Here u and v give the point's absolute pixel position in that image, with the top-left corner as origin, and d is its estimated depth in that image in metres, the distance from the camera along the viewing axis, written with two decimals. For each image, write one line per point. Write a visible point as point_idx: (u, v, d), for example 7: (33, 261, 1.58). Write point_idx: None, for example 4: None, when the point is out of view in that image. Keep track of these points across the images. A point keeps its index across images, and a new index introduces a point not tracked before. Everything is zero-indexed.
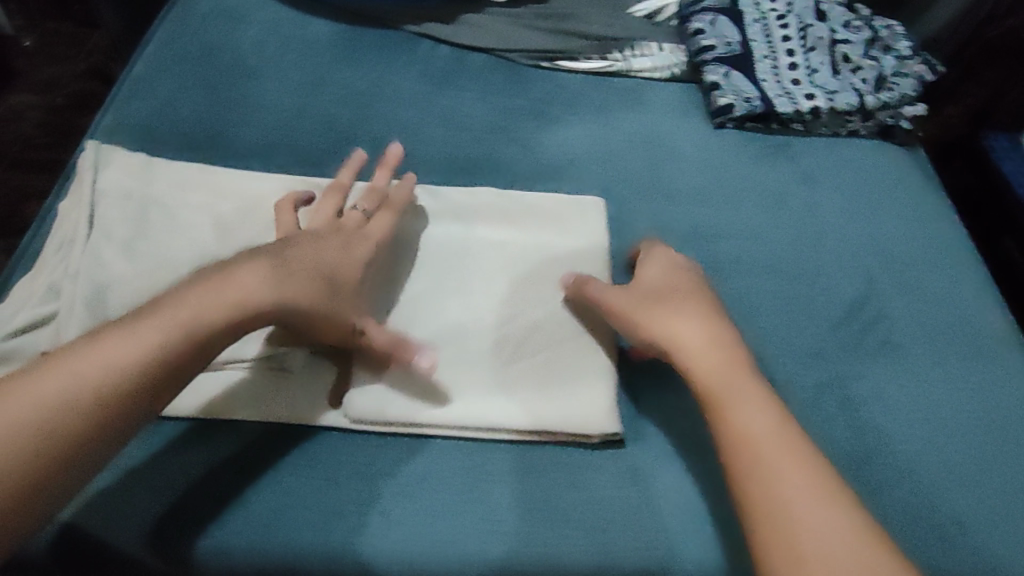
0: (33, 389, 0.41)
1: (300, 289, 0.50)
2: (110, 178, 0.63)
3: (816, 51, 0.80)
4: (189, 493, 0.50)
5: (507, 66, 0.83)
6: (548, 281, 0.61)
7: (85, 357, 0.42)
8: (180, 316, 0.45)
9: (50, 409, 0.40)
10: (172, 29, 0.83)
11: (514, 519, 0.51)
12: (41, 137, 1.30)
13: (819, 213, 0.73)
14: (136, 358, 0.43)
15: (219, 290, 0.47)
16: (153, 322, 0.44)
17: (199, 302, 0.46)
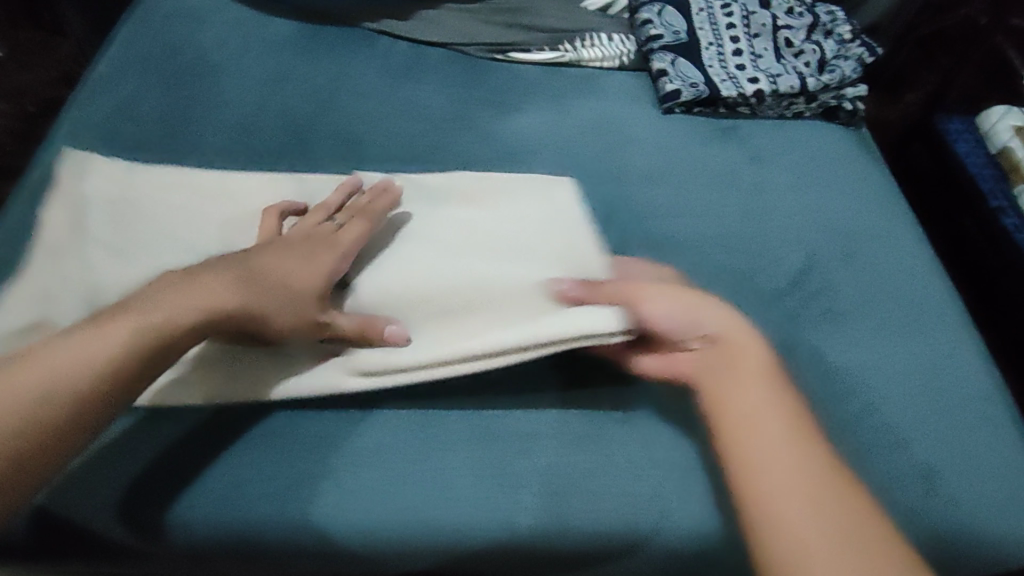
0: (9, 386, 0.43)
1: (270, 304, 0.50)
2: (93, 186, 0.65)
3: (759, 37, 0.83)
4: (154, 471, 0.53)
5: (464, 58, 0.85)
6: (519, 242, 0.62)
7: (59, 359, 0.44)
8: (150, 321, 0.46)
9: (24, 409, 0.42)
10: (133, 30, 0.85)
11: (465, 487, 0.54)
12: (11, 144, 1.31)
13: (765, 190, 0.76)
14: (105, 361, 0.45)
15: (189, 295, 0.48)
16: (120, 326, 0.46)
17: (168, 308, 0.47)
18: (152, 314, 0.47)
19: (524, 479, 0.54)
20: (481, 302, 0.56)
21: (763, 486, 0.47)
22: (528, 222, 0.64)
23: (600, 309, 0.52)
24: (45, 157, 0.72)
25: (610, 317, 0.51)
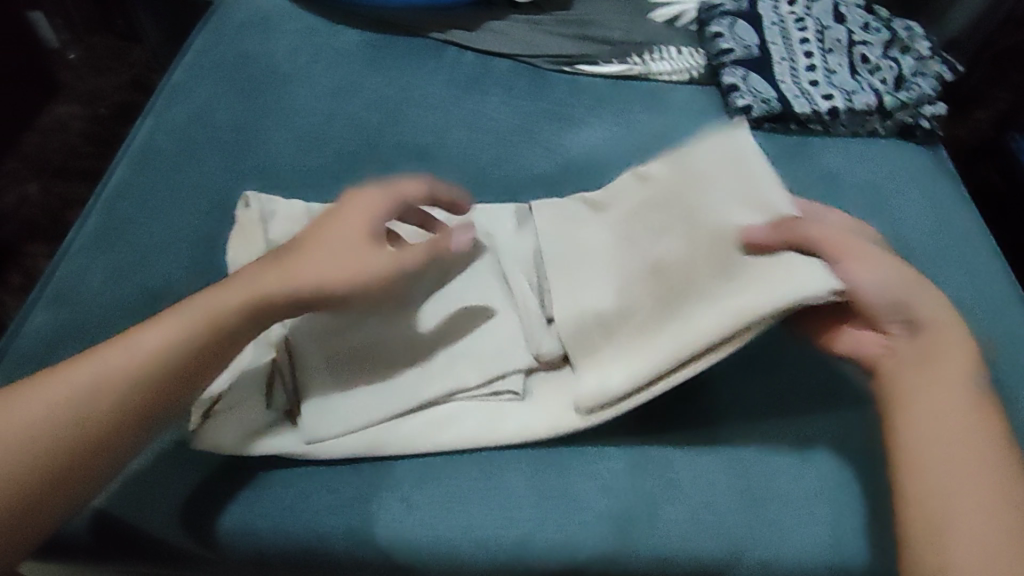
0: (73, 379, 0.48)
1: (308, 276, 0.51)
2: (279, 229, 0.66)
3: (834, 53, 0.82)
4: (223, 475, 0.55)
5: (530, 70, 0.85)
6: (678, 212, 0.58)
7: (117, 353, 0.49)
8: (200, 313, 0.50)
9: (86, 399, 0.47)
10: (211, 39, 0.87)
11: (529, 507, 0.54)
12: (85, 147, 1.37)
13: (838, 210, 0.74)
14: (145, 356, 0.49)
15: (236, 287, 0.51)
16: (160, 326, 0.50)
17: (216, 300, 0.51)
18: (188, 313, 0.50)
19: (587, 501, 0.54)
20: (692, 293, 0.52)
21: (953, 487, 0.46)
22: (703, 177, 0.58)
23: (816, 263, 0.49)
24: (126, 167, 0.75)
25: (828, 272, 0.48)
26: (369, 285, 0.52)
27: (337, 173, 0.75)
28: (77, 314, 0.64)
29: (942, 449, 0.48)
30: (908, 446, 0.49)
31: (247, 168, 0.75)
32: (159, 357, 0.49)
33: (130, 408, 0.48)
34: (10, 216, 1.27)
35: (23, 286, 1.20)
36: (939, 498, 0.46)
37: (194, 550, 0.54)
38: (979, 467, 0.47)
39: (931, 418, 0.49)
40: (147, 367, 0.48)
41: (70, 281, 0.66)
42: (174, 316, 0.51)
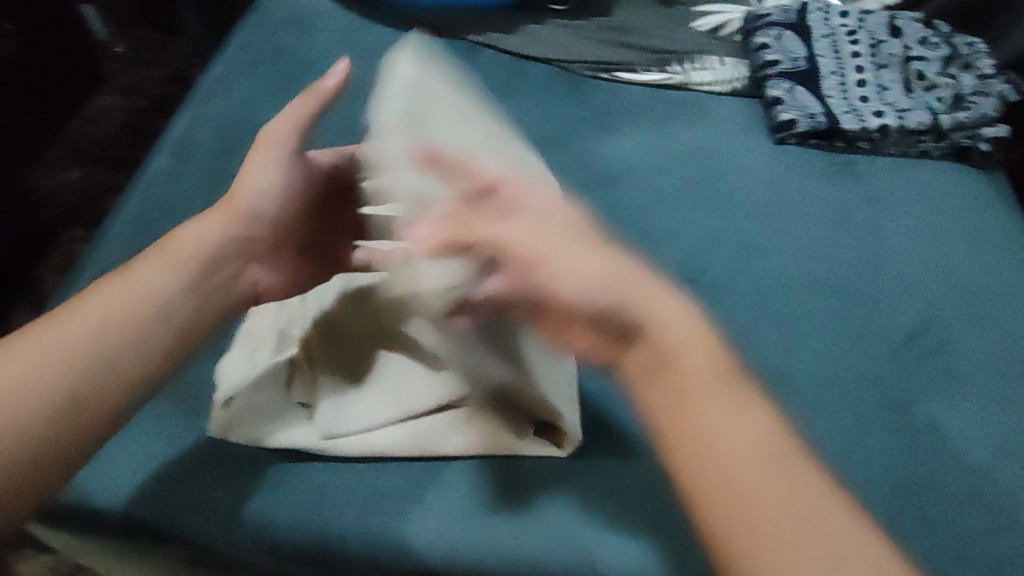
0: (42, 349, 0.49)
1: (204, 233, 0.58)
2: None
3: (888, 68, 0.79)
4: (241, 469, 0.54)
5: (567, 75, 0.83)
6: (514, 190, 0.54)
7: (77, 319, 0.51)
8: (151, 271, 0.55)
9: (55, 361, 0.49)
10: (248, 34, 0.87)
11: (547, 517, 0.51)
12: (125, 138, 1.39)
13: (884, 231, 0.70)
14: (97, 328, 0.51)
15: (179, 247, 0.57)
16: (96, 300, 0.53)
17: (163, 258, 0.56)
18: (120, 290, 0.54)
19: (609, 510, 0.52)
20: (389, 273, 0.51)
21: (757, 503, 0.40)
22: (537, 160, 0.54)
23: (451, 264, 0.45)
24: (161, 159, 0.76)
25: (447, 271, 0.45)
26: (255, 215, 0.60)
27: None
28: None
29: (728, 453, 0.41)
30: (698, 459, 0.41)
31: None
32: (107, 323, 0.51)
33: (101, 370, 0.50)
34: (50, 200, 1.29)
35: (59, 269, 1.22)
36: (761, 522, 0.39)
37: (192, 545, 0.52)
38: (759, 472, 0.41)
39: (708, 429, 0.42)
40: (97, 333, 0.51)
41: (102, 268, 0.67)
42: (112, 294, 0.53)
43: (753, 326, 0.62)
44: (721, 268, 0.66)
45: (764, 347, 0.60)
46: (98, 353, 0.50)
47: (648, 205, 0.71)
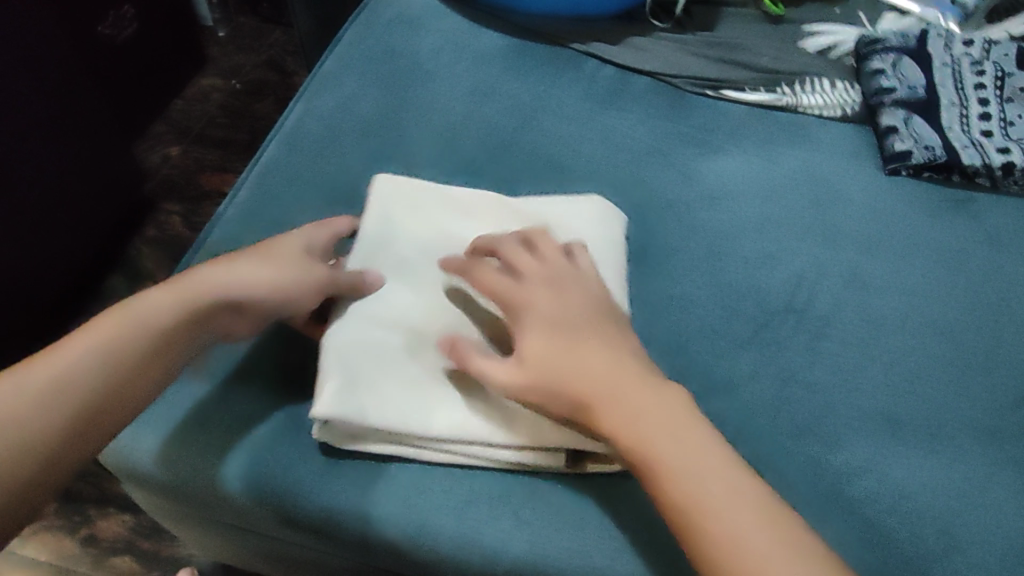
0: (42, 376, 0.47)
1: (201, 283, 0.54)
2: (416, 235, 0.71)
3: (1014, 102, 0.76)
4: (348, 463, 0.58)
5: (671, 91, 0.82)
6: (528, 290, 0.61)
7: (81, 347, 0.49)
8: (157, 309, 0.52)
9: (58, 391, 0.47)
10: (358, 31, 0.90)
11: (636, 541, 0.56)
12: (222, 118, 1.45)
13: (1001, 276, 0.67)
14: (86, 363, 0.49)
15: (187, 288, 0.53)
16: (97, 329, 0.50)
17: (174, 297, 0.53)
18: (114, 323, 0.51)
19: None
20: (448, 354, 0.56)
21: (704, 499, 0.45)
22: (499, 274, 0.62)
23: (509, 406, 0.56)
24: (273, 147, 0.79)
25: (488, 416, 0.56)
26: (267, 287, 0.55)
27: (469, 177, 0.76)
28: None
29: (687, 463, 0.47)
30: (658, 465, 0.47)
31: (385, 162, 0.77)
32: (99, 356, 0.49)
33: (83, 409, 0.48)
34: (153, 173, 1.36)
35: (156, 240, 1.29)
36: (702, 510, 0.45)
37: (301, 523, 0.58)
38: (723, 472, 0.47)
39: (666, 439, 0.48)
40: (87, 368, 0.48)
41: (218, 252, 0.71)
42: (105, 326, 0.51)
43: (853, 366, 0.61)
44: (823, 300, 0.65)
45: (862, 388, 0.60)
46: (82, 391, 0.48)
47: (749, 230, 0.70)
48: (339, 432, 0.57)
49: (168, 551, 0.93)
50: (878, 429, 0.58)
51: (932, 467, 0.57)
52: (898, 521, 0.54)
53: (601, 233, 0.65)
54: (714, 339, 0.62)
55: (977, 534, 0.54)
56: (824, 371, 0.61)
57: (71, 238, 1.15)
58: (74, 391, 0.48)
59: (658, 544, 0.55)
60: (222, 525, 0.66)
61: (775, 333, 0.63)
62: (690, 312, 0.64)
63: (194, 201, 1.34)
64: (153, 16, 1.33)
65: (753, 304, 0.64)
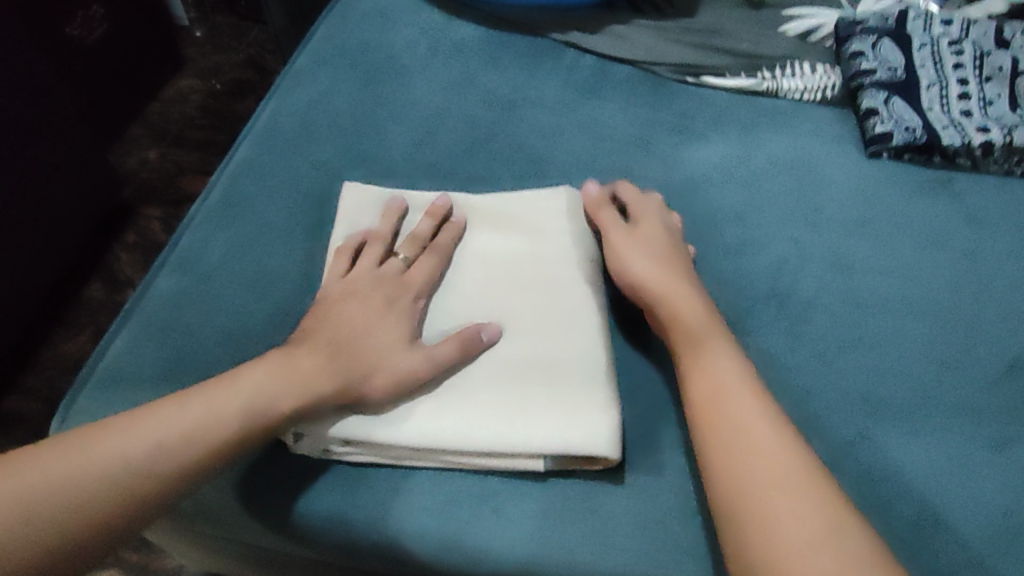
0: (117, 448, 0.49)
1: (301, 372, 0.54)
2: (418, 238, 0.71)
3: (992, 81, 0.75)
4: (335, 466, 0.58)
5: (651, 79, 0.82)
6: (500, 294, 0.64)
7: (166, 424, 0.50)
8: (245, 402, 0.53)
9: (131, 470, 0.48)
10: (334, 27, 0.89)
11: (626, 535, 0.55)
12: (201, 120, 1.43)
13: (985, 257, 0.67)
14: (175, 438, 0.50)
15: (287, 381, 0.54)
16: (186, 409, 0.51)
17: (269, 388, 0.53)
18: (194, 407, 0.51)
19: (676, 530, 0.55)
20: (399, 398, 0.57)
21: (750, 477, 0.48)
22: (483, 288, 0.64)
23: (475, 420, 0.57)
24: (250, 147, 0.79)
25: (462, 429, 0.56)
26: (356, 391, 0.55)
27: (448, 170, 0.75)
28: (206, 292, 0.68)
29: (774, 459, 0.48)
30: (717, 442, 0.50)
31: (362, 160, 0.76)
32: (164, 444, 0.50)
33: (135, 499, 0.48)
34: (132, 177, 1.35)
35: (136, 245, 1.27)
36: (744, 488, 0.48)
37: (286, 529, 0.58)
38: (783, 462, 0.48)
39: (735, 421, 0.51)
40: (155, 452, 0.49)
41: (195, 257, 0.71)
42: (183, 408, 0.51)
43: (839, 350, 0.61)
44: (808, 286, 0.65)
45: (846, 372, 0.60)
46: (136, 483, 0.48)
47: (733, 216, 0.69)
48: (317, 443, 0.57)
49: (157, 564, 0.93)
50: (863, 413, 0.58)
51: (921, 450, 0.56)
52: (887, 504, 0.54)
53: (573, 227, 0.67)
54: None
55: (964, 517, 0.54)
56: (809, 356, 0.61)
57: (50, 246, 1.14)
58: (129, 478, 0.48)
59: (645, 538, 0.55)
60: (213, 537, 0.65)
61: (760, 319, 0.62)
62: None
63: (174, 205, 1.32)
64: (125, 17, 1.31)
65: (737, 290, 0.64)
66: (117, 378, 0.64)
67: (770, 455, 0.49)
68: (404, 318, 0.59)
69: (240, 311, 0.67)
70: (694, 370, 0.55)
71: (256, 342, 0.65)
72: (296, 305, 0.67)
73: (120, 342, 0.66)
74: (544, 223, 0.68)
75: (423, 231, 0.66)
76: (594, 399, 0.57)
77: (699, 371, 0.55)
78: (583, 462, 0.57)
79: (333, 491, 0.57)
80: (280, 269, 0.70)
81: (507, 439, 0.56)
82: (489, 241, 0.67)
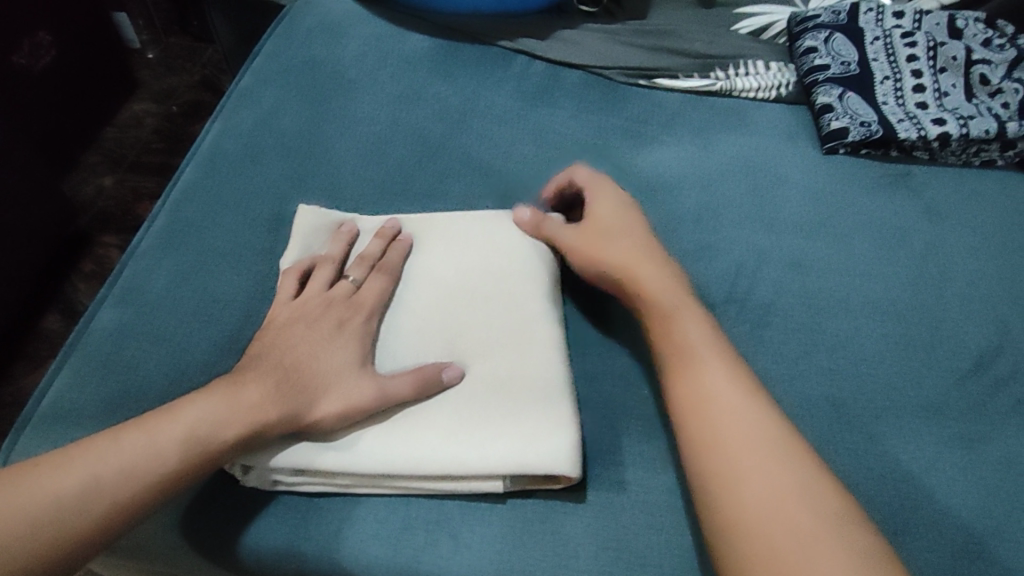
0: (51, 487, 0.45)
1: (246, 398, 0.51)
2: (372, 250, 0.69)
3: (947, 72, 0.74)
4: (281, 501, 0.55)
5: (604, 83, 0.80)
6: (455, 310, 0.61)
7: (104, 459, 0.47)
8: (187, 430, 0.49)
9: (63, 511, 0.45)
10: (279, 43, 0.87)
11: (589, 556, 0.52)
12: (157, 143, 1.40)
13: (946, 250, 0.66)
14: (111, 474, 0.46)
15: (232, 407, 0.50)
16: (128, 441, 0.48)
17: (213, 414, 0.50)
18: (132, 440, 0.48)
19: (640, 548, 0.53)
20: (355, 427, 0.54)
21: (729, 458, 0.47)
22: (435, 305, 0.62)
23: (432, 444, 0.54)
24: (194, 170, 0.75)
25: (418, 455, 0.53)
26: (305, 418, 0.52)
27: (396, 186, 0.72)
28: (145, 322, 0.65)
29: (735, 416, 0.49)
30: (694, 440, 0.49)
31: (307, 179, 0.74)
32: (99, 482, 0.46)
33: (71, 542, 0.45)
34: (88, 205, 1.31)
35: (93, 274, 1.23)
36: (721, 457, 0.47)
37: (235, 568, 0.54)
38: (753, 430, 0.48)
39: (709, 401, 0.50)
40: (88, 492, 0.46)
41: (135, 286, 0.67)
42: (121, 442, 0.48)
43: (803, 353, 0.59)
44: (767, 289, 0.63)
45: (810, 376, 0.58)
46: (69, 527, 0.45)
47: (690, 220, 0.67)
48: (264, 476, 0.54)
49: None
50: (830, 416, 0.56)
51: (889, 452, 0.54)
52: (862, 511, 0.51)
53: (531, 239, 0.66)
54: None
55: (939, 521, 0.51)
56: (771, 361, 0.58)
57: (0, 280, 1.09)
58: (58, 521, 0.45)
59: (612, 559, 0.52)
60: None
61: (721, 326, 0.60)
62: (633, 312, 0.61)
63: (132, 231, 1.28)
64: (73, 42, 1.27)
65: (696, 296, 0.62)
66: (54, 419, 0.60)
67: (742, 420, 0.49)
68: (357, 341, 0.57)
69: (182, 342, 0.64)
70: (673, 366, 0.53)
71: (199, 373, 0.62)
72: (242, 334, 0.64)
73: (55, 381, 0.62)
74: (501, 237, 0.66)
75: (372, 251, 0.64)
76: (554, 413, 0.55)
77: (676, 364, 0.53)
78: (544, 480, 0.54)
79: (280, 525, 0.54)
80: (225, 294, 0.67)
81: (464, 462, 0.53)
82: (440, 259, 0.65)
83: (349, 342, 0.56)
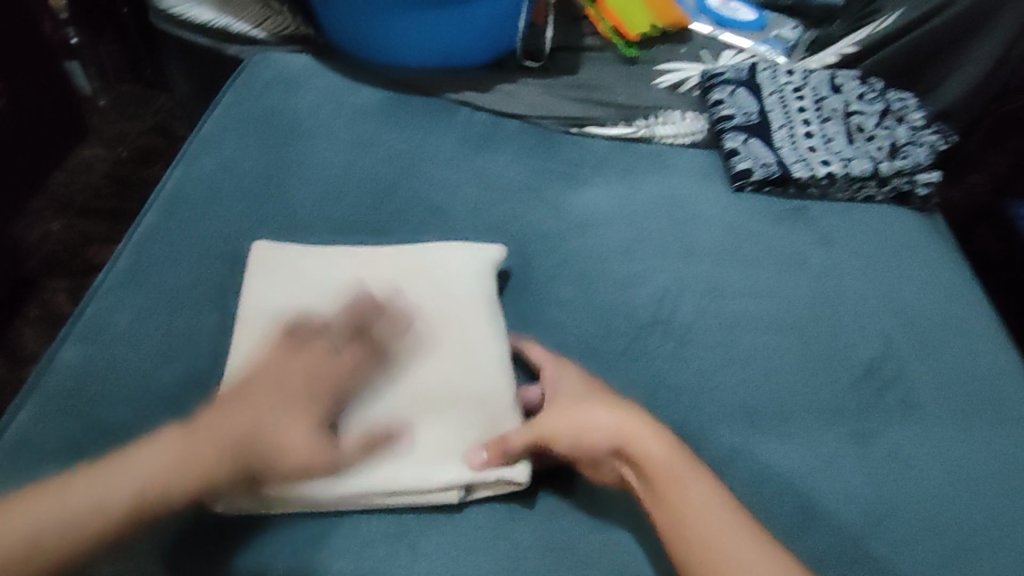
0: (24, 520, 0.44)
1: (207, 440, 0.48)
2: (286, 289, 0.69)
3: (831, 121, 0.86)
4: None
5: (540, 132, 0.89)
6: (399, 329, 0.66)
7: (79, 490, 0.45)
8: (172, 457, 0.47)
9: (33, 543, 0.43)
10: (238, 94, 0.93)
11: (536, 557, 0.58)
12: (107, 188, 1.42)
13: (836, 274, 0.76)
14: (87, 505, 0.44)
15: (215, 430, 0.48)
16: (106, 469, 0.46)
17: (194, 441, 0.47)
18: (105, 472, 0.46)
19: (581, 548, 0.58)
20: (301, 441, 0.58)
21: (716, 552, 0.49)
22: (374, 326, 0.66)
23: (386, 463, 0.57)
24: (156, 213, 0.80)
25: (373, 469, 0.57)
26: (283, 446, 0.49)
27: (353, 226, 0.78)
28: (108, 357, 0.68)
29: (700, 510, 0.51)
30: (678, 534, 0.51)
31: (266, 219, 0.79)
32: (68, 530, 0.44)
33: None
34: (34, 250, 1.30)
35: (39, 318, 1.22)
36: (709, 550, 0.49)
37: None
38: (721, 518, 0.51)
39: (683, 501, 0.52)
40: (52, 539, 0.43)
41: (98, 323, 0.70)
42: (99, 473, 0.46)
43: (718, 366, 0.67)
44: (687, 311, 0.71)
45: (724, 384, 0.66)
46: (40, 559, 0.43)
47: (618, 252, 0.76)
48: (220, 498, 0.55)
49: None
50: (742, 419, 0.64)
51: (791, 449, 0.62)
52: (772, 500, 0.59)
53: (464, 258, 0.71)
54: (594, 358, 0.67)
55: (837, 506, 0.59)
56: (690, 373, 0.67)
57: None
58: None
59: (557, 558, 0.58)
60: None
61: (646, 344, 0.68)
62: (570, 334, 0.68)
63: (80, 275, 1.29)
64: (28, 90, 1.31)
65: (625, 318, 0.70)
66: (16, 451, 0.61)
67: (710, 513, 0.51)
68: (336, 377, 0.55)
69: (147, 374, 0.67)
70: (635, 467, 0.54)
71: (165, 405, 0.65)
72: (207, 366, 0.68)
73: (23, 413, 0.63)
74: (437, 258, 0.71)
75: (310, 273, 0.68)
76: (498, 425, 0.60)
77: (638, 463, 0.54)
78: (494, 487, 0.59)
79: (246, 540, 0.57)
80: (189, 328, 0.71)
81: (417, 477, 0.57)
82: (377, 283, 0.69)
83: (332, 367, 0.54)
